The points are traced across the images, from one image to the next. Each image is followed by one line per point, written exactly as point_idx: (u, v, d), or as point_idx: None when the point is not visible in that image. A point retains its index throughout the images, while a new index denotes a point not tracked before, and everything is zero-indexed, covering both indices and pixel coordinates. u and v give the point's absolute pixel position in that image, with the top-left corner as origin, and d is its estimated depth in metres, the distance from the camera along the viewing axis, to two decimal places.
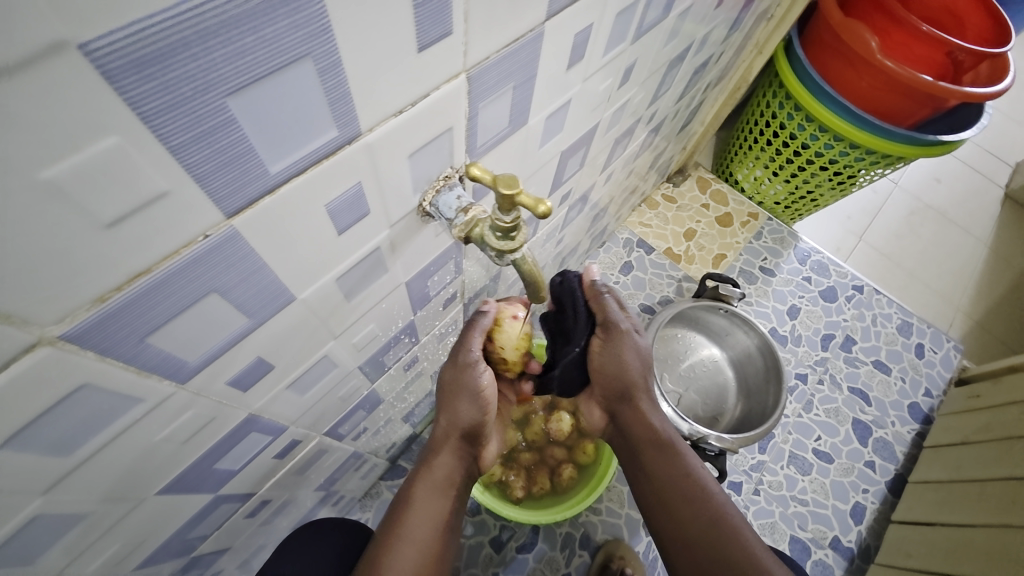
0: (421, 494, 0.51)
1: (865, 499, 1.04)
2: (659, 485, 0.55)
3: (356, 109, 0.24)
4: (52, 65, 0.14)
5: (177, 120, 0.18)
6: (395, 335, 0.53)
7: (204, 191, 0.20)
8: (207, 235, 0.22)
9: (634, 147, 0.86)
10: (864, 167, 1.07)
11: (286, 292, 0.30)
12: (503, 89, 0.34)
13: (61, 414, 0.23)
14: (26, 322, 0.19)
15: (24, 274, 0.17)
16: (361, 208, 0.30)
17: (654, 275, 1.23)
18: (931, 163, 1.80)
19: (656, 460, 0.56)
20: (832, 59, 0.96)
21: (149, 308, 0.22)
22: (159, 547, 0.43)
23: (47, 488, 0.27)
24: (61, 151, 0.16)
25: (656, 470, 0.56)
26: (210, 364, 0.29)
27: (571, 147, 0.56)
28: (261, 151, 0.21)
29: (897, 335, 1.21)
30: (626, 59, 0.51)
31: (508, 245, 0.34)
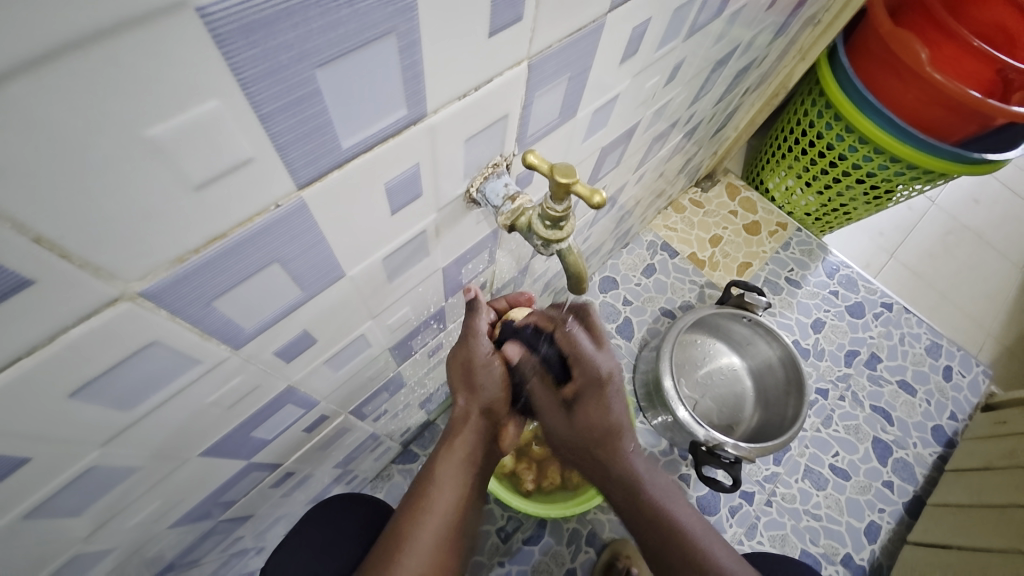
0: (444, 469, 0.51)
1: (881, 519, 1.02)
2: (655, 532, 0.57)
3: (425, 90, 0.24)
4: (171, 23, 0.14)
5: (271, 88, 0.18)
6: (426, 320, 0.53)
7: (283, 160, 0.21)
8: (279, 205, 0.23)
9: (669, 149, 0.85)
10: (904, 182, 1.04)
11: (338, 267, 0.31)
12: (560, 79, 0.34)
13: (127, 370, 0.24)
14: (113, 276, 0.20)
15: (117, 229, 0.18)
16: (414, 189, 0.31)
17: (677, 279, 1.22)
18: (970, 182, 1.75)
19: (641, 504, 0.57)
20: (878, 69, 0.93)
21: (218, 272, 0.23)
22: (191, 509, 0.45)
23: (106, 440, 0.28)
24: (166, 110, 0.16)
25: (648, 519, 0.57)
26: (262, 333, 0.30)
27: (611, 144, 0.56)
28: (338, 125, 0.22)
29: (924, 356, 1.18)
30: (675, 57, 0.50)
31: (556, 235, 0.35)
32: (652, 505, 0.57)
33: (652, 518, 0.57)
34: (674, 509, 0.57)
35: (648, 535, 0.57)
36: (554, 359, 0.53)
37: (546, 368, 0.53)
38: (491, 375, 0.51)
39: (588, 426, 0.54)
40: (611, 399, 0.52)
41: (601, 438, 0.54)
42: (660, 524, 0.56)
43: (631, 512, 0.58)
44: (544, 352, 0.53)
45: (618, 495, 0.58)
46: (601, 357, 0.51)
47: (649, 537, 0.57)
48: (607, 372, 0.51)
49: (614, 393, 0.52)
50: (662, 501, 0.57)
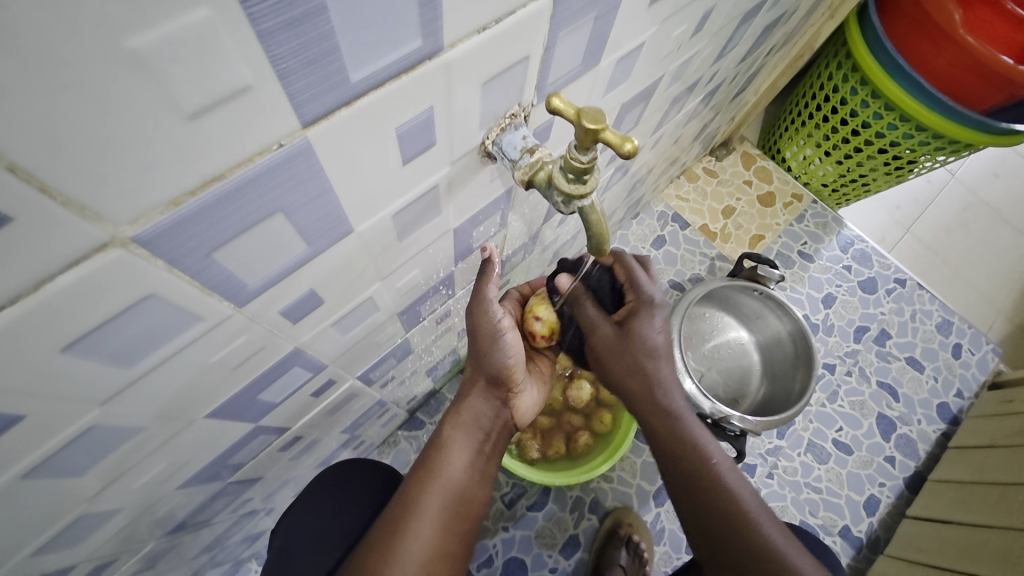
0: (450, 435, 0.51)
1: (881, 492, 1.02)
2: (689, 472, 0.55)
3: (442, 18, 0.22)
4: None
5: (270, 0, 0.16)
6: (434, 285, 0.52)
7: (285, 91, 0.19)
8: (281, 145, 0.21)
9: (686, 112, 0.81)
10: (928, 153, 1.00)
11: (346, 222, 0.29)
12: (585, 19, 0.31)
13: (125, 325, 0.23)
14: (100, 217, 0.18)
15: (103, 162, 0.16)
16: (428, 138, 0.28)
17: (687, 251, 1.19)
18: (994, 155, 1.69)
19: (681, 440, 0.55)
20: (909, 31, 0.88)
21: (218, 220, 0.21)
22: (199, 471, 0.44)
23: (106, 399, 0.27)
24: (150, 19, 0.14)
25: (685, 459, 0.55)
26: (267, 291, 0.29)
27: (630, 102, 0.53)
28: (345, 52, 0.19)
29: (936, 332, 1.16)
30: (704, 5, 0.46)
31: (578, 189, 0.32)
32: (688, 440, 0.55)
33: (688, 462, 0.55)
34: (708, 447, 0.55)
35: (679, 475, 0.56)
36: (604, 283, 0.55)
37: (596, 292, 0.56)
38: (500, 344, 0.51)
39: (638, 344, 0.53)
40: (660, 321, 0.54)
41: (647, 365, 0.55)
42: (692, 461, 0.55)
43: (663, 450, 0.57)
44: (595, 277, 0.55)
45: (655, 427, 0.57)
46: (651, 286, 0.54)
47: (684, 476, 0.55)
48: (658, 300, 0.54)
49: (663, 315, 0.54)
50: (698, 439, 0.56)
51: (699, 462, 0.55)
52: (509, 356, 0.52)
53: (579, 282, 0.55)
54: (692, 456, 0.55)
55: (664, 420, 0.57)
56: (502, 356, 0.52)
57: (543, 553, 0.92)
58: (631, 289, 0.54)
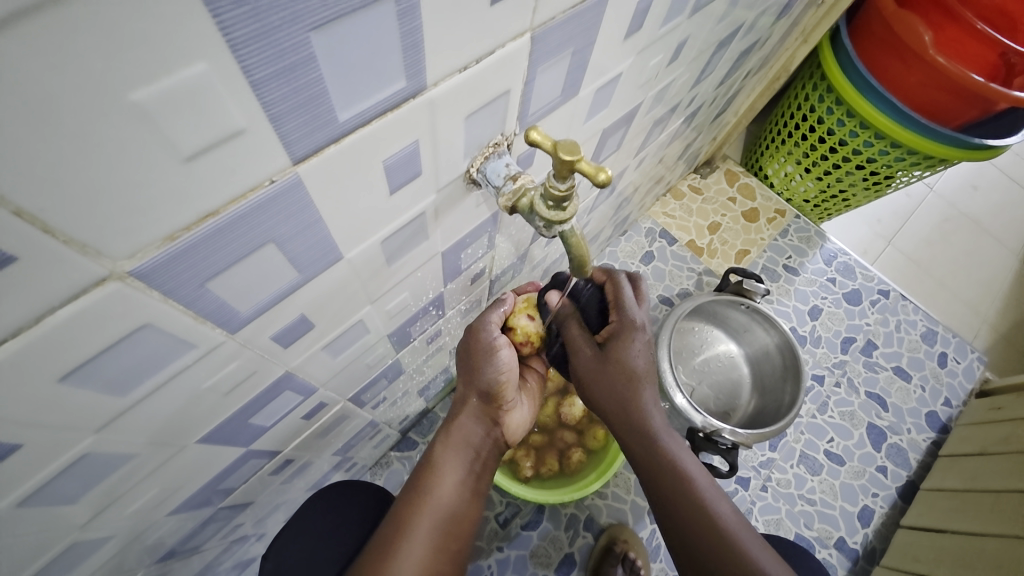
0: (442, 454, 0.51)
1: (874, 503, 1.03)
2: (666, 487, 0.54)
3: (424, 60, 0.23)
4: None
5: (262, 53, 0.17)
6: (424, 306, 0.53)
7: (277, 132, 0.20)
8: (274, 181, 0.22)
9: (669, 133, 0.83)
10: (904, 168, 1.04)
11: (336, 249, 0.30)
12: (563, 54, 0.33)
13: (119, 354, 0.24)
14: (100, 254, 0.19)
15: (105, 203, 0.17)
16: (414, 168, 0.30)
17: (675, 267, 1.21)
18: (970, 169, 1.74)
19: (657, 457, 0.54)
20: (881, 52, 0.92)
21: (212, 252, 0.22)
22: (189, 497, 0.44)
23: (99, 427, 0.27)
24: (152, 74, 0.15)
25: (662, 474, 0.54)
26: (259, 317, 0.30)
27: (612, 127, 0.55)
28: (334, 95, 0.21)
29: (920, 342, 1.18)
30: (679, 35, 0.49)
31: (558, 215, 0.34)
32: (666, 458, 0.54)
33: (665, 475, 0.54)
34: (687, 465, 0.54)
35: (662, 493, 0.54)
36: (593, 301, 0.57)
37: (584, 311, 0.57)
38: (492, 361, 0.53)
39: (616, 366, 0.54)
40: (636, 347, 0.54)
41: (623, 384, 0.54)
42: (671, 478, 0.53)
43: (645, 468, 0.55)
44: (585, 295, 0.57)
45: (635, 447, 0.56)
46: (636, 310, 0.56)
47: (664, 494, 0.54)
48: (641, 323, 0.55)
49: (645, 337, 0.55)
50: (678, 457, 0.54)
51: (679, 479, 0.53)
52: (501, 372, 0.53)
53: (569, 301, 0.57)
54: (671, 475, 0.54)
55: (640, 437, 0.55)
56: (494, 372, 0.53)
57: (538, 573, 0.91)
58: (615, 308, 0.56)
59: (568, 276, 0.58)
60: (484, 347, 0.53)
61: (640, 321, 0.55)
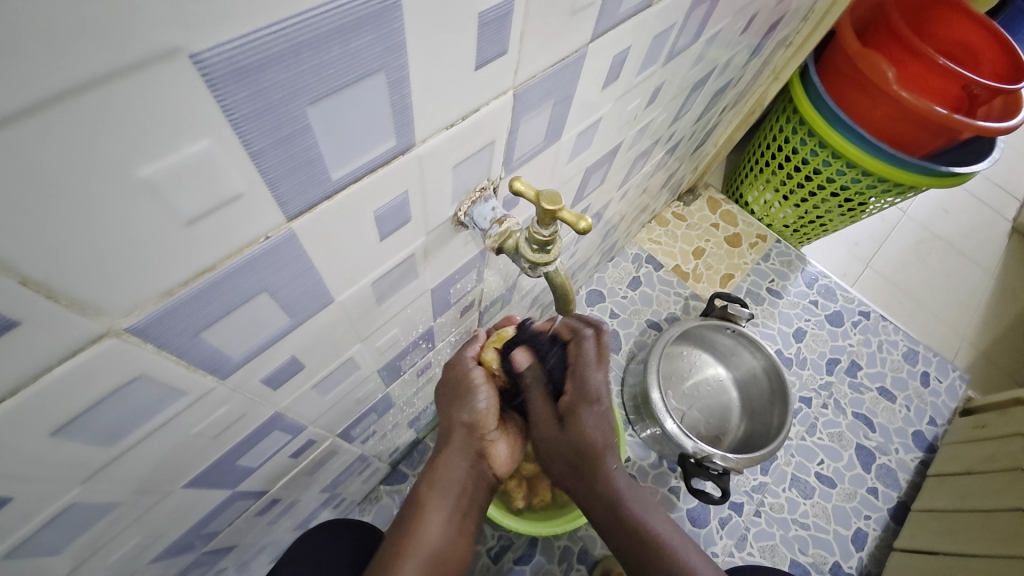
0: (429, 497, 0.51)
1: (867, 526, 1.03)
2: (637, 546, 0.57)
3: (414, 121, 0.25)
4: (162, 69, 0.15)
5: (262, 127, 0.18)
6: (414, 341, 0.53)
7: (272, 193, 0.21)
8: (268, 236, 0.23)
9: (651, 165, 0.86)
10: (876, 194, 1.08)
11: (328, 293, 0.31)
12: (544, 106, 0.35)
13: (111, 405, 0.24)
14: (98, 312, 0.19)
15: (104, 267, 0.18)
16: (403, 215, 0.31)
17: (662, 292, 1.23)
18: (940, 193, 1.81)
19: (625, 521, 0.57)
20: (847, 88, 0.97)
21: (206, 304, 0.23)
22: (173, 542, 0.44)
23: (86, 477, 0.27)
24: (157, 151, 0.16)
25: (631, 534, 0.58)
26: (250, 361, 0.30)
27: (595, 164, 0.57)
28: (328, 157, 0.22)
29: (902, 362, 1.21)
30: (656, 80, 0.52)
31: (543, 258, 0.35)
32: (633, 520, 0.58)
33: (632, 533, 0.58)
34: (652, 521, 0.58)
35: (633, 552, 0.58)
36: (558, 367, 0.56)
37: (548, 375, 0.57)
38: (473, 401, 0.52)
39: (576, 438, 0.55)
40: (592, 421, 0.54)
41: (584, 453, 0.56)
42: (637, 536, 0.57)
43: (609, 527, 0.59)
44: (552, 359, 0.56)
45: (600, 508, 0.59)
46: (597, 375, 0.54)
47: (629, 549, 0.58)
48: (597, 392, 0.54)
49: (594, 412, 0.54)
50: (642, 514, 0.58)
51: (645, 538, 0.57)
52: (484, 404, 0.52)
53: (535, 364, 0.56)
54: (637, 532, 0.58)
55: (607, 505, 0.58)
56: (475, 410, 0.52)
57: None
58: (574, 375, 0.55)
59: (535, 333, 0.57)
60: (467, 386, 0.53)
61: (597, 389, 0.54)
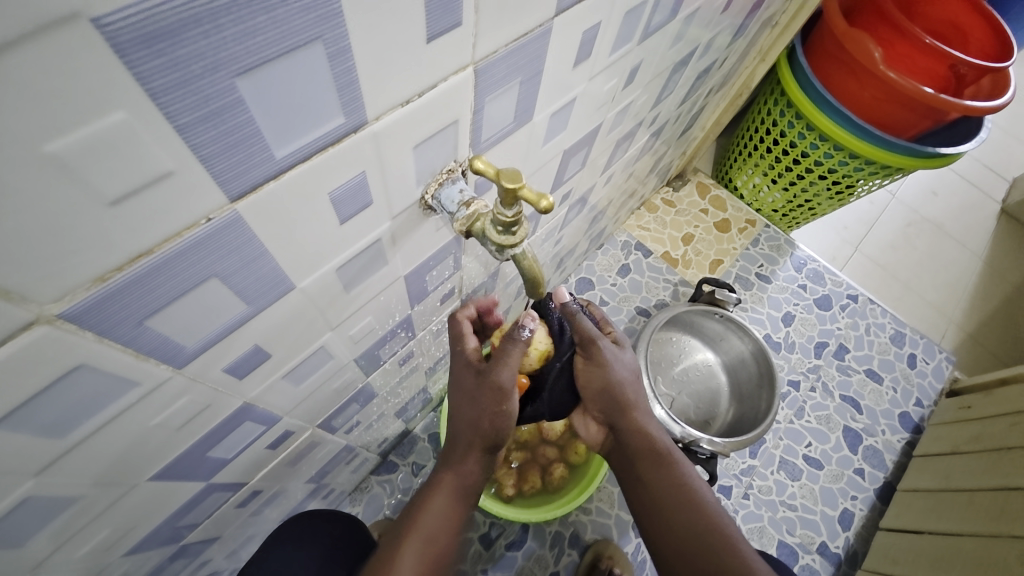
0: (439, 492, 0.50)
1: (854, 506, 1.04)
2: (664, 481, 0.54)
3: (362, 96, 0.24)
4: (58, 35, 0.14)
5: (184, 99, 0.17)
6: (392, 329, 0.53)
7: (208, 172, 0.20)
8: (210, 219, 0.22)
9: (635, 150, 0.85)
10: (864, 177, 1.07)
11: (287, 279, 0.30)
12: (510, 84, 0.34)
13: (55, 396, 0.23)
14: (25, 299, 0.19)
15: (26, 251, 0.17)
16: (363, 199, 0.30)
17: (651, 278, 1.23)
18: (930, 176, 1.81)
19: (653, 449, 0.56)
20: (834, 69, 0.97)
21: (148, 291, 0.22)
22: (148, 535, 0.43)
23: (38, 470, 0.26)
24: (68, 125, 0.16)
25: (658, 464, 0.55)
26: (207, 350, 0.29)
27: (573, 147, 0.56)
28: (268, 134, 0.21)
29: (889, 344, 1.21)
30: (632, 60, 0.51)
31: (508, 240, 0.34)
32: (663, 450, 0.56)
33: (657, 466, 0.55)
34: (680, 463, 0.56)
35: (651, 488, 0.55)
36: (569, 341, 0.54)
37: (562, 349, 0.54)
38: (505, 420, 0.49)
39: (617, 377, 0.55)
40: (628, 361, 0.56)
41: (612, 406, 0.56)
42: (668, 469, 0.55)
43: (641, 474, 0.56)
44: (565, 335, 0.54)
45: (637, 453, 0.56)
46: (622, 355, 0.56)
47: (656, 485, 0.55)
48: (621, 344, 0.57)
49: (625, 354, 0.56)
50: (671, 453, 0.56)
51: (672, 475, 0.55)
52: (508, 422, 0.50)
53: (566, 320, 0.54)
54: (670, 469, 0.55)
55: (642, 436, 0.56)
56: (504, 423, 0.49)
57: None
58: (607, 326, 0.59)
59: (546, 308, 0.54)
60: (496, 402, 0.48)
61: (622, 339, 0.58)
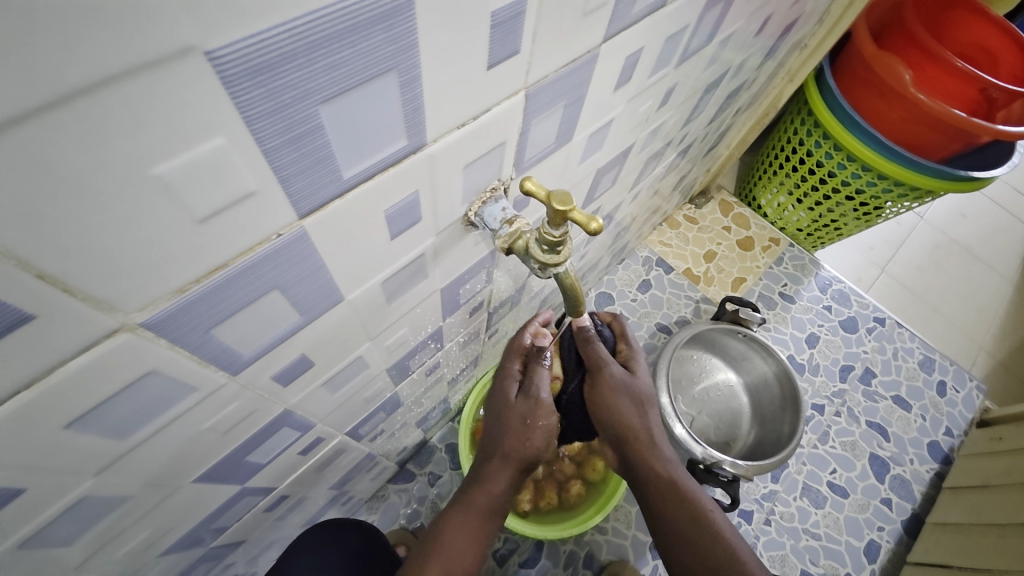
0: (468, 516, 0.50)
1: (880, 538, 1.01)
2: (674, 508, 0.53)
3: (425, 121, 0.25)
4: (177, 68, 0.15)
5: (274, 125, 0.19)
6: (423, 340, 0.53)
7: (284, 191, 0.21)
8: (280, 234, 0.23)
9: (662, 168, 0.86)
10: (893, 199, 1.06)
11: (338, 292, 0.31)
12: (555, 107, 0.35)
13: (124, 399, 0.24)
14: (113, 308, 0.20)
15: (122, 263, 0.19)
16: (413, 215, 0.31)
17: (672, 295, 1.22)
18: (960, 198, 1.77)
19: (661, 480, 0.54)
20: (862, 90, 0.96)
21: (218, 302, 0.23)
22: (183, 535, 0.44)
23: (99, 469, 0.27)
24: (174, 149, 0.17)
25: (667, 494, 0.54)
26: (260, 358, 0.30)
27: (606, 166, 0.57)
28: (340, 156, 0.22)
29: (918, 370, 1.18)
30: (668, 82, 0.51)
31: (553, 259, 0.35)
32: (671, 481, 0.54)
33: (667, 494, 0.54)
34: (690, 487, 0.55)
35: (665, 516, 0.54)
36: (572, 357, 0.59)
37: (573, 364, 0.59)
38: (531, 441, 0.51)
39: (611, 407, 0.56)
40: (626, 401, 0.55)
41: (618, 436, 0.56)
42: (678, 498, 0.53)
43: (652, 502, 0.55)
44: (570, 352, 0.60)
45: (647, 482, 0.55)
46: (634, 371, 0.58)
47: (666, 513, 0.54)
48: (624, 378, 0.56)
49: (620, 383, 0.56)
50: (680, 478, 0.55)
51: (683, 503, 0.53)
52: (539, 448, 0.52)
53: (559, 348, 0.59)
54: (684, 507, 0.53)
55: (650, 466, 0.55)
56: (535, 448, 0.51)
57: None
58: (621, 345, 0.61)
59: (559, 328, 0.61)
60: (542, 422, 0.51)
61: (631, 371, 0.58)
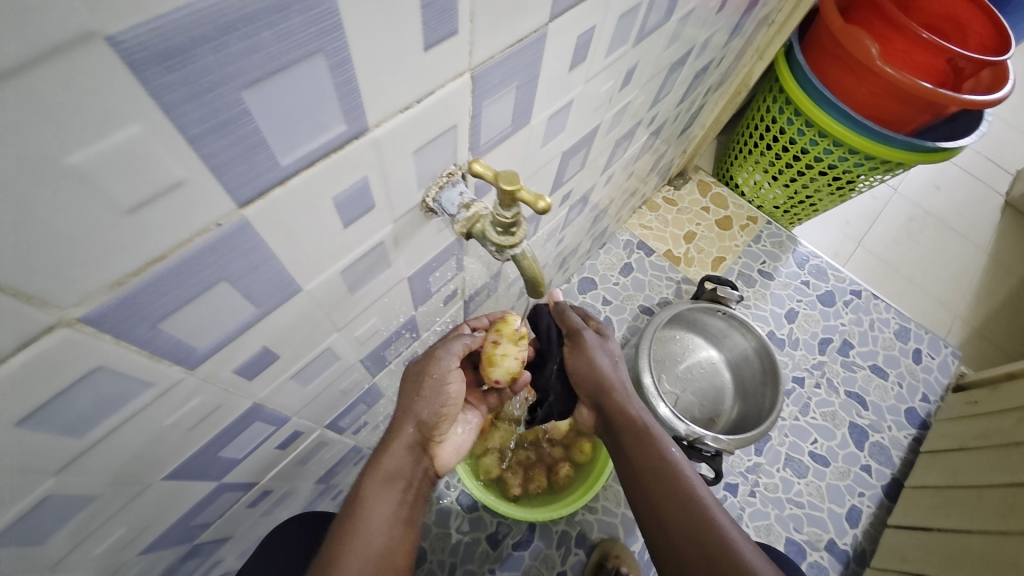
0: (373, 489, 0.46)
1: (861, 502, 1.04)
2: (642, 462, 0.54)
3: (364, 105, 0.25)
4: (79, 55, 0.15)
5: (195, 112, 0.19)
6: (396, 330, 0.53)
7: (217, 180, 0.21)
8: (220, 224, 0.23)
9: (635, 149, 0.86)
10: (865, 172, 1.07)
11: (293, 282, 0.31)
12: (507, 88, 0.35)
13: (74, 397, 0.24)
14: (47, 303, 0.20)
15: (50, 256, 0.18)
16: (366, 202, 0.31)
17: (654, 277, 1.23)
18: (933, 170, 1.80)
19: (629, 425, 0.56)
20: (831, 65, 0.97)
21: (161, 294, 0.23)
22: (162, 534, 0.44)
23: (59, 469, 0.28)
24: (88, 137, 0.17)
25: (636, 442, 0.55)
26: (218, 351, 0.30)
27: (572, 149, 0.57)
28: (273, 142, 0.22)
29: (895, 340, 1.21)
30: (628, 61, 0.51)
31: (508, 240, 0.35)
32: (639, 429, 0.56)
33: (639, 445, 0.55)
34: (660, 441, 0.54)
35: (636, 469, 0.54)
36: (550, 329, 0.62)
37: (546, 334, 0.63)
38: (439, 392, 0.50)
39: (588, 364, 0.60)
40: (592, 354, 0.60)
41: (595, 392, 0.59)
42: (648, 452, 0.54)
43: (625, 448, 0.56)
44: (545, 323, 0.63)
45: (620, 429, 0.57)
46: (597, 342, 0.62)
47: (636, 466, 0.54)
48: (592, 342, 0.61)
49: (591, 343, 0.60)
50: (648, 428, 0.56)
51: (651, 452, 0.54)
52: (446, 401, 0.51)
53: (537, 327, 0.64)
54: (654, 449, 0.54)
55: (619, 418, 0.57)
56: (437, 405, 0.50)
57: None
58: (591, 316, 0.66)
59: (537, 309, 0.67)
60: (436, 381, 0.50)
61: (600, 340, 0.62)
